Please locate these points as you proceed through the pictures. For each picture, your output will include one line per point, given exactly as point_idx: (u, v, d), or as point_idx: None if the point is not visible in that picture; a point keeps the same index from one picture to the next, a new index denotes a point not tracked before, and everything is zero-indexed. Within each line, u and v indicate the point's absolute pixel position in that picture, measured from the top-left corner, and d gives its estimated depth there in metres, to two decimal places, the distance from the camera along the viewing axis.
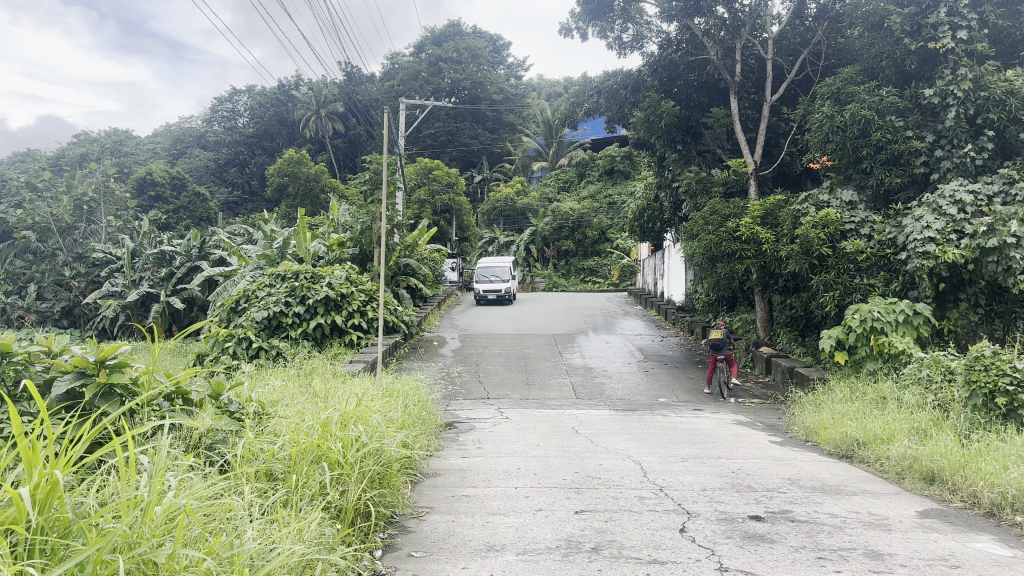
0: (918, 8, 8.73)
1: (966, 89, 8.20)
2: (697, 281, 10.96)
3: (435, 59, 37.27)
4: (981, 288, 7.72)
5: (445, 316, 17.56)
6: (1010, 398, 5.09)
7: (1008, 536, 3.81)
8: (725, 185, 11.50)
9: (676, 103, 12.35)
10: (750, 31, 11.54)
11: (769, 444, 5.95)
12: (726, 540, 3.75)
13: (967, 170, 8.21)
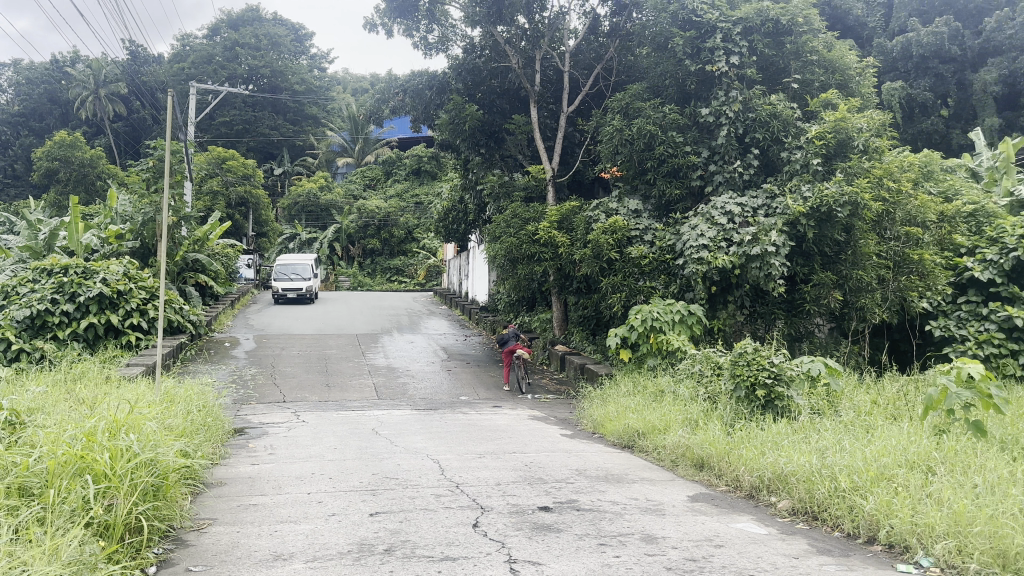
0: (697, 33, 9.45)
1: (736, 111, 9.04)
2: (498, 282, 11.21)
3: (231, 44, 35.92)
4: (746, 291, 8.56)
5: (241, 315, 16.73)
6: (769, 390, 5.66)
7: (764, 515, 4.25)
8: (526, 190, 11.91)
9: (479, 108, 12.57)
10: (549, 43, 11.99)
11: (560, 437, 6.22)
12: (516, 532, 3.87)
13: (736, 184, 9.08)
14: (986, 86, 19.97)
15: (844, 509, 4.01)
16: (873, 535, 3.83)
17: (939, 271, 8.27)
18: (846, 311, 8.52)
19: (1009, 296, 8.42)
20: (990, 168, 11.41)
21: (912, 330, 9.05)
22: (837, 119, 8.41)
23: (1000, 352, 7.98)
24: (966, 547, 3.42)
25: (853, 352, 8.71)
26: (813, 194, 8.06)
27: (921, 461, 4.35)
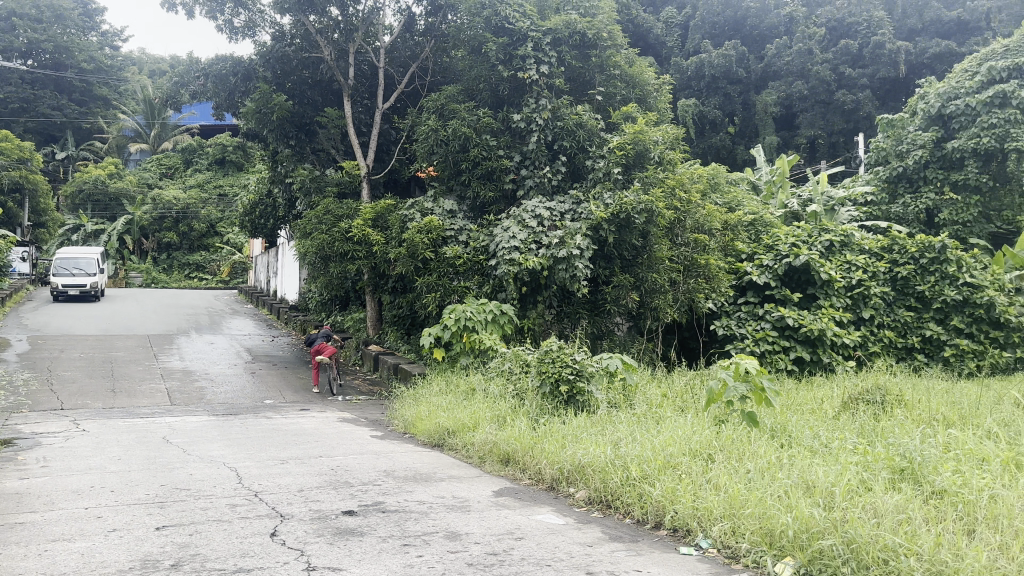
0: (509, 39, 9.70)
1: (546, 118, 9.40)
2: (309, 280, 10.88)
3: (7, 13, 32.97)
4: (554, 292, 8.89)
5: (11, 315, 15.01)
6: (571, 385, 5.90)
7: (563, 507, 4.42)
8: (338, 185, 11.69)
9: (289, 99, 12.13)
10: (363, 37, 11.82)
11: (369, 439, 6.13)
12: (317, 538, 3.76)
13: (546, 189, 9.42)
14: (765, 107, 23.31)
15: (635, 497, 4.26)
16: (660, 520, 4.09)
17: (722, 275, 9.03)
18: (643, 311, 9.04)
19: (781, 298, 9.34)
20: (767, 181, 12.83)
21: (700, 329, 9.74)
22: (636, 132, 8.96)
23: (773, 348, 8.78)
24: (738, 528, 3.76)
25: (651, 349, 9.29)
26: (615, 201, 8.53)
27: (703, 449, 4.72)
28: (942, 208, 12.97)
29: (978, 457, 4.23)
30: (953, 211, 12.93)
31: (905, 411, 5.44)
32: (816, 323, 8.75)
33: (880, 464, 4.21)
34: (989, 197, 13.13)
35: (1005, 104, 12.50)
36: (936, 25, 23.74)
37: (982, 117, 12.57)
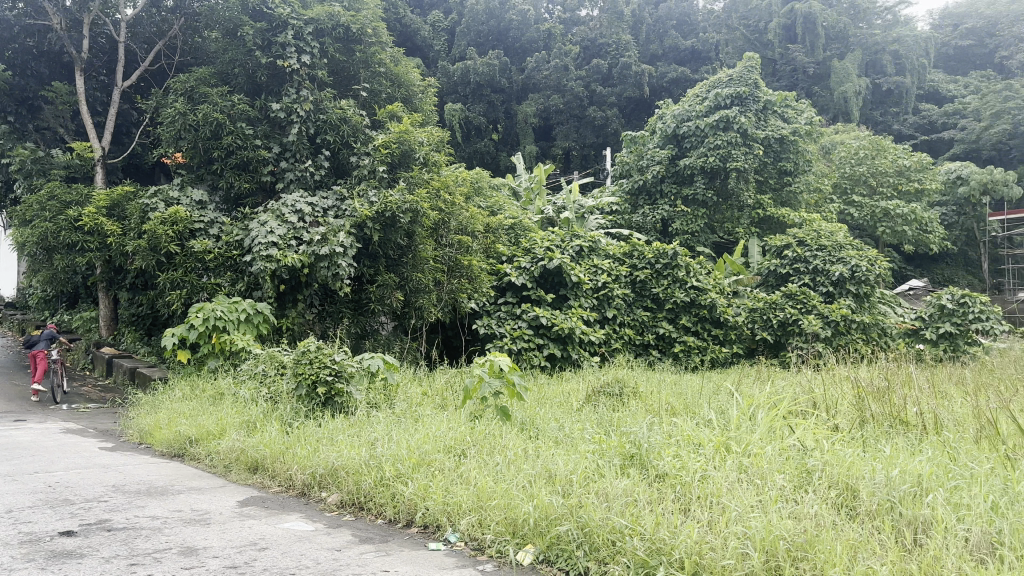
0: (268, 25, 9.30)
1: (307, 110, 9.14)
2: (29, 275, 9.63)
3: None
4: (314, 290, 8.63)
5: None
6: (329, 387, 5.74)
7: (313, 512, 4.28)
8: (67, 168, 10.61)
9: (6, 69, 10.67)
10: (99, 8, 10.72)
11: (95, 451, 5.53)
12: (25, 565, 3.31)
13: (307, 183, 9.17)
14: (526, 117, 24.72)
15: (387, 497, 4.23)
16: (411, 518, 4.10)
17: (483, 276, 9.32)
18: (406, 311, 9.07)
19: (536, 298, 9.81)
20: (527, 188, 13.51)
21: (462, 327, 9.94)
22: (401, 131, 9.07)
23: (528, 346, 9.16)
24: (484, 521, 3.87)
25: (413, 349, 9.29)
26: (378, 199, 8.51)
27: (456, 445, 4.81)
28: (675, 219, 14.37)
29: (694, 441, 4.72)
30: (684, 222, 14.38)
31: (641, 402, 5.95)
32: (568, 322, 9.30)
33: (614, 452, 4.54)
34: (714, 211, 14.75)
35: (727, 128, 14.10)
36: (674, 52, 28.58)
37: (710, 138, 14.09)
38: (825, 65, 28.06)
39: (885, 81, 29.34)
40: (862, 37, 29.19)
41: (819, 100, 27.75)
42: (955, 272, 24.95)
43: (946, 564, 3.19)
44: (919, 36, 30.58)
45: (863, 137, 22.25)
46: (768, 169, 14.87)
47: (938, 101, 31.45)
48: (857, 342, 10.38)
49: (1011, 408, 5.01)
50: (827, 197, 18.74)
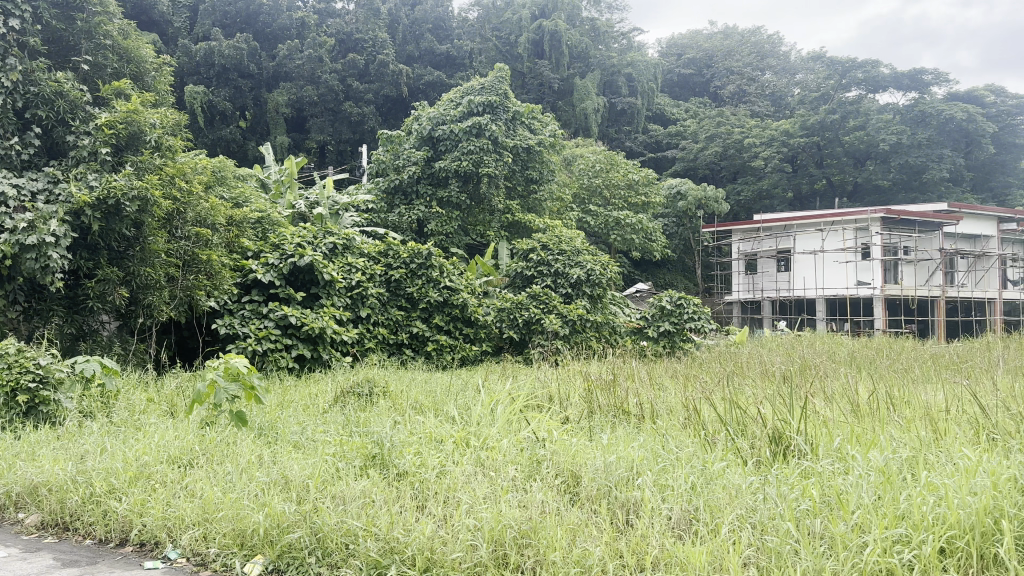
0: None
1: (14, 80, 8.03)
2: None
3: None
4: (20, 285, 7.62)
5: None
6: (32, 395, 5.10)
7: (7, 536, 3.76)
8: None
9: None
10: None
11: None
12: None
13: (12, 162, 8.08)
14: (278, 106, 25.80)
15: (98, 515, 3.83)
16: (125, 537, 3.74)
17: (224, 272, 8.89)
18: (134, 308, 8.35)
19: (284, 297, 9.46)
20: (277, 181, 13.31)
21: (200, 328, 9.34)
22: (129, 110, 8.29)
23: (275, 346, 8.78)
24: (209, 533, 3.63)
25: (139, 351, 8.55)
26: (101, 184, 7.73)
27: (183, 455, 4.49)
28: (431, 220, 14.63)
29: (436, 438, 4.82)
30: (439, 224, 14.72)
31: (389, 401, 5.96)
32: (317, 322, 9.06)
33: (354, 454, 4.50)
34: (466, 215, 15.42)
35: (479, 134, 14.80)
36: (430, 56, 30.06)
37: (463, 143, 14.67)
38: (569, 82, 30.51)
39: (620, 101, 32.21)
40: (600, 59, 31.94)
41: (564, 114, 29.84)
42: (674, 278, 28.58)
43: (650, 541, 3.55)
44: (649, 63, 33.85)
45: (599, 151, 24.51)
46: (518, 177, 15.89)
47: (664, 122, 35.01)
48: (591, 339, 11.21)
49: (712, 396, 5.71)
50: (569, 204, 20.61)
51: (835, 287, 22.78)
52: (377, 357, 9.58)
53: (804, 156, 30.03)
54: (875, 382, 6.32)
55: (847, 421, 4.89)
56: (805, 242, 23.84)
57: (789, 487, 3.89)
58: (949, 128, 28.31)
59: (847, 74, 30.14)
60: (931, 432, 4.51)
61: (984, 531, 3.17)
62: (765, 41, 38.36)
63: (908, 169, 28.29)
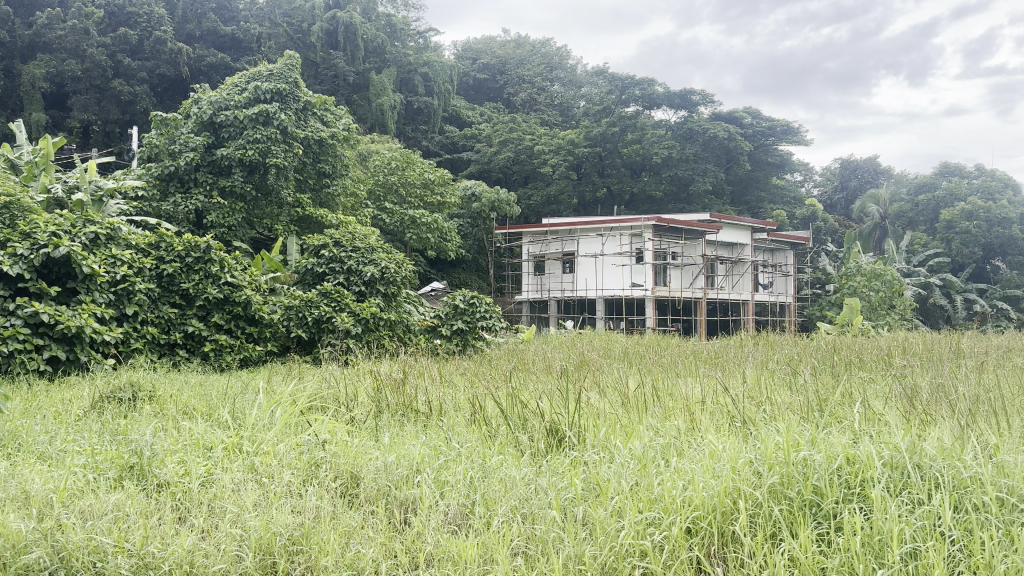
0: None
1: None
2: None
3: None
4: None
5: None
6: None
7: None
8: None
9: None
10: None
11: None
12: None
13: None
14: (33, 79, 23.50)
15: None
16: None
17: None
18: None
19: (36, 292, 8.50)
20: (29, 161, 12.03)
21: None
22: None
23: (24, 347, 7.91)
24: None
25: None
26: None
27: None
28: (212, 211, 15.44)
29: (206, 445, 4.62)
30: (221, 214, 15.58)
31: (156, 406, 5.61)
32: (75, 320, 8.26)
33: (110, 465, 4.18)
34: (252, 205, 16.55)
35: (266, 122, 15.82)
36: (212, 36, 28.91)
37: (248, 131, 15.61)
38: (365, 77, 30.60)
39: (416, 100, 32.32)
40: (396, 55, 31.81)
41: (360, 109, 29.84)
42: (469, 277, 29.79)
43: (424, 538, 3.62)
44: (444, 64, 33.91)
45: (394, 149, 24.49)
46: (308, 168, 17.35)
47: (460, 125, 35.61)
48: (384, 338, 11.09)
49: (494, 392, 5.92)
50: (361, 200, 21.00)
51: (613, 288, 24.23)
52: (146, 359, 8.95)
53: (588, 165, 31.97)
54: (644, 376, 6.86)
55: (616, 413, 5.25)
56: (587, 245, 25.11)
57: (558, 477, 4.10)
58: (712, 145, 31.50)
59: (626, 91, 32.71)
60: (688, 421, 4.96)
61: (725, 508, 3.50)
62: (555, 53, 39.80)
63: (676, 180, 31.36)
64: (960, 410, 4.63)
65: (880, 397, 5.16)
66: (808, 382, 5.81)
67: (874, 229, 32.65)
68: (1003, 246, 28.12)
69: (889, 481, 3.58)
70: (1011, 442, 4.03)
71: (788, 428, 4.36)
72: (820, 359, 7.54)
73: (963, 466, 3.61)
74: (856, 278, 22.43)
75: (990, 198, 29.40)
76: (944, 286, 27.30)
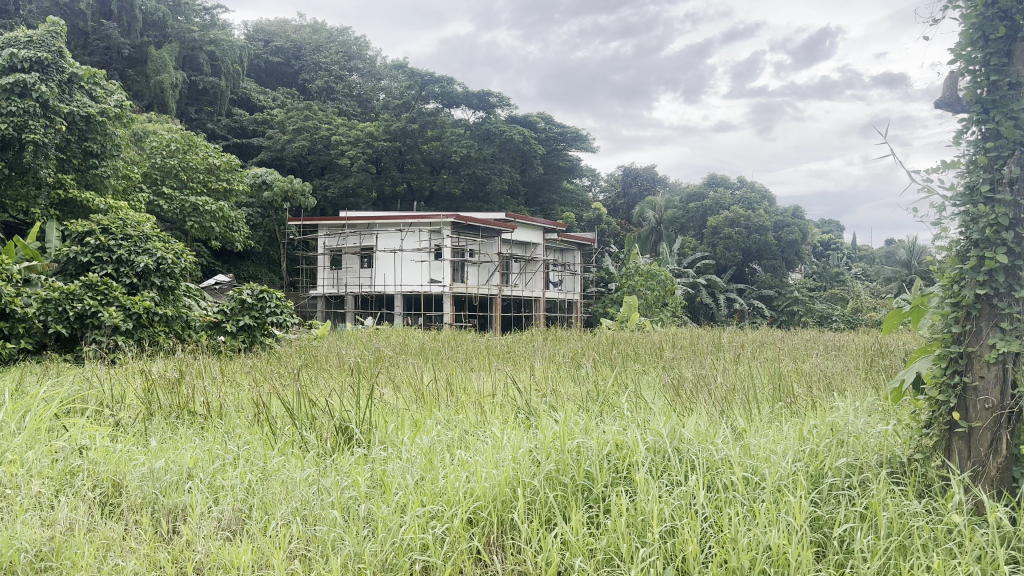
0: None
1: None
2: None
3: None
4: None
5: None
6: None
7: None
8: None
9: None
10: None
11: None
12: None
13: None
14: None
15: None
16: None
17: None
18: None
19: None
20: None
21: None
22: None
23: None
24: None
25: None
26: None
27: None
28: None
29: None
30: None
31: None
32: None
33: None
34: (4, 184, 15.08)
35: (24, 93, 14.50)
36: None
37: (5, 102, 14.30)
38: (142, 51, 28.65)
39: (201, 80, 30.31)
40: (178, 30, 29.61)
41: (136, 86, 27.72)
42: (258, 270, 28.97)
43: (194, 547, 3.43)
44: (234, 43, 31.49)
45: (174, 130, 22.73)
46: (72, 147, 15.71)
47: (250, 108, 33.95)
48: (159, 334, 10.30)
49: (281, 390, 5.77)
50: (134, 184, 19.64)
51: (412, 283, 24.18)
52: None
53: (387, 159, 31.82)
54: (437, 371, 6.95)
55: (407, 409, 5.28)
56: (385, 241, 24.74)
57: (343, 476, 4.05)
58: (509, 147, 32.55)
59: (426, 87, 32.50)
60: (477, 414, 5.09)
61: (504, 497, 3.63)
62: (353, 43, 38.92)
63: (474, 179, 32.09)
64: (717, 398, 5.12)
65: (652, 387, 5.59)
66: (590, 374, 6.18)
67: (651, 233, 34.74)
68: (759, 252, 31.61)
69: (654, 465, 3.89)
70: (758, 425, 4.53)
71: (568, 418, 4.60)
72: (601, 353, 8.03)
73: (715, 448, 3.99)
74: (636, 278, 24.21)
75: (749, 207, 32.80)
76: (710, 286, 30.20)
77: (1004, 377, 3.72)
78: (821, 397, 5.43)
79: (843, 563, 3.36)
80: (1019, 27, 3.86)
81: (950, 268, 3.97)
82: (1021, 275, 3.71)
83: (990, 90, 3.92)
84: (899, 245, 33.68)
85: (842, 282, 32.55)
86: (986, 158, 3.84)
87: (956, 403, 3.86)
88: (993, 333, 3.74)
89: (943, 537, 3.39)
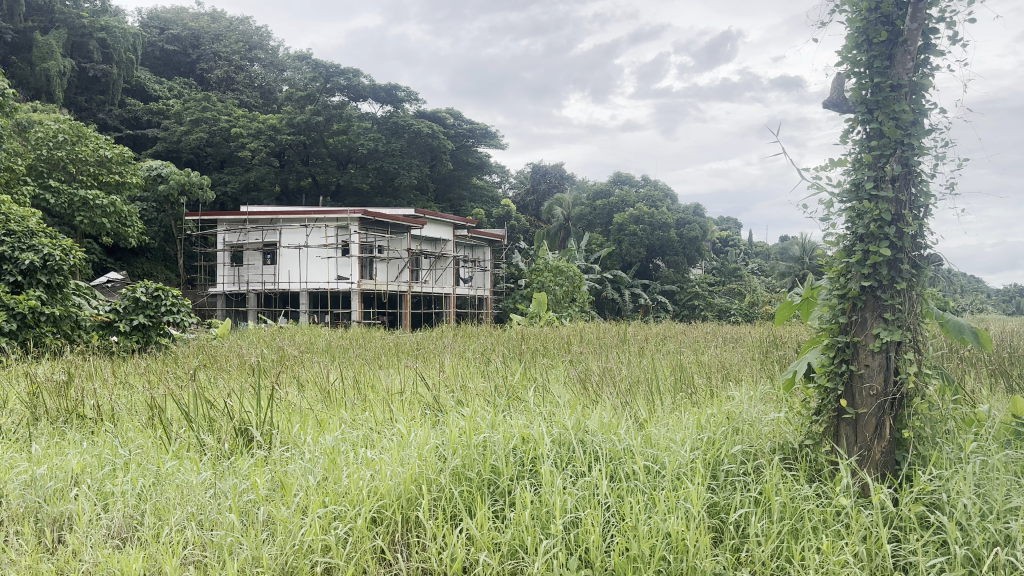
0: None
1: None
2: None
3: None
4: None
5: None
6: None
7: None
8: None
9: None
10: None
11: None
12: None
13: None
14: None
15: None
16: None
17: None
18: None
19: None
20: None
21: None
22: None
23: None
24: None
25: None
26: None
27: None
28: None
29: None
30: None
31: None
32: None
33: None
34: None
35: None
36: None
37: None
38: (26, 37, 27.27)
39: (90, 68, 28.74)
40: (66, 15, 28.10)
41: (20, 72, 26.18)
42: (153, 268, 27.93)
43: (81, 556, 3.25)
44: (127, 31, 29.92)
45: (60, 119, 21.38)
46: None
47: (145, 98, 32.52)
48: (46, 334, 9.72)
49: (175, 392, 5.54)
50: (17, 176, 18.55)
51: (318, 280, 23.60)
52: None
53: (291, 152, 31.04)
54: (344, 369, 6.81)
55: (311, 408, 5.16)
56: (290, 236, 24.10)
57: (241, 478, 3.92)
58: (417, 142, 32.33)
59: (331, 79, 31.66)
60: (383, 411, 5.00)
61: (409, 495, 3.59)
62: (254, 33, 37.75)
63: (382, 174, 31.64)
64: (622, 391, 5.23)
65: (559, 380, 5.67)
66: (498, 368, 6.24)
67: (559, 229, 34.95)
68: (662, 248, 32.30)
69: (558, 456, 3.94)
70: (659, 415, 4.65)
71: (473, 414, 4.60)
72: (510, 348, 8.08)
73: (618, 439, 4.08)
74: (545, 273, 24.38)
75: (653, 205, 33.51)
76: (615, 281, 30.83)
77: (886, 364, 3.94)
78: (718, 386, 5.65)
79: (738, 547, 3.46)
80: (898, 32, 4.12)
81: (838, 262, 4.17)
82: (902, 268, 3.95)
83: (873, 91, 4.13)
84: (793, 241, 35.25)
85: (741, 278, 33.89)
86: (870, 156, 4.07)
87: (844, 390, 4.06)
88: (876, 324, 3.97)
89: (832, 519, 3.55)
